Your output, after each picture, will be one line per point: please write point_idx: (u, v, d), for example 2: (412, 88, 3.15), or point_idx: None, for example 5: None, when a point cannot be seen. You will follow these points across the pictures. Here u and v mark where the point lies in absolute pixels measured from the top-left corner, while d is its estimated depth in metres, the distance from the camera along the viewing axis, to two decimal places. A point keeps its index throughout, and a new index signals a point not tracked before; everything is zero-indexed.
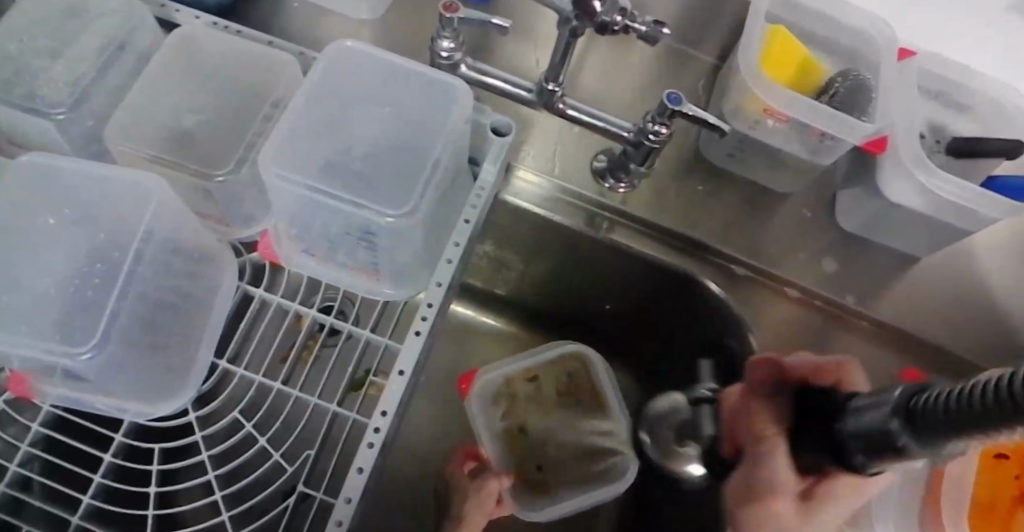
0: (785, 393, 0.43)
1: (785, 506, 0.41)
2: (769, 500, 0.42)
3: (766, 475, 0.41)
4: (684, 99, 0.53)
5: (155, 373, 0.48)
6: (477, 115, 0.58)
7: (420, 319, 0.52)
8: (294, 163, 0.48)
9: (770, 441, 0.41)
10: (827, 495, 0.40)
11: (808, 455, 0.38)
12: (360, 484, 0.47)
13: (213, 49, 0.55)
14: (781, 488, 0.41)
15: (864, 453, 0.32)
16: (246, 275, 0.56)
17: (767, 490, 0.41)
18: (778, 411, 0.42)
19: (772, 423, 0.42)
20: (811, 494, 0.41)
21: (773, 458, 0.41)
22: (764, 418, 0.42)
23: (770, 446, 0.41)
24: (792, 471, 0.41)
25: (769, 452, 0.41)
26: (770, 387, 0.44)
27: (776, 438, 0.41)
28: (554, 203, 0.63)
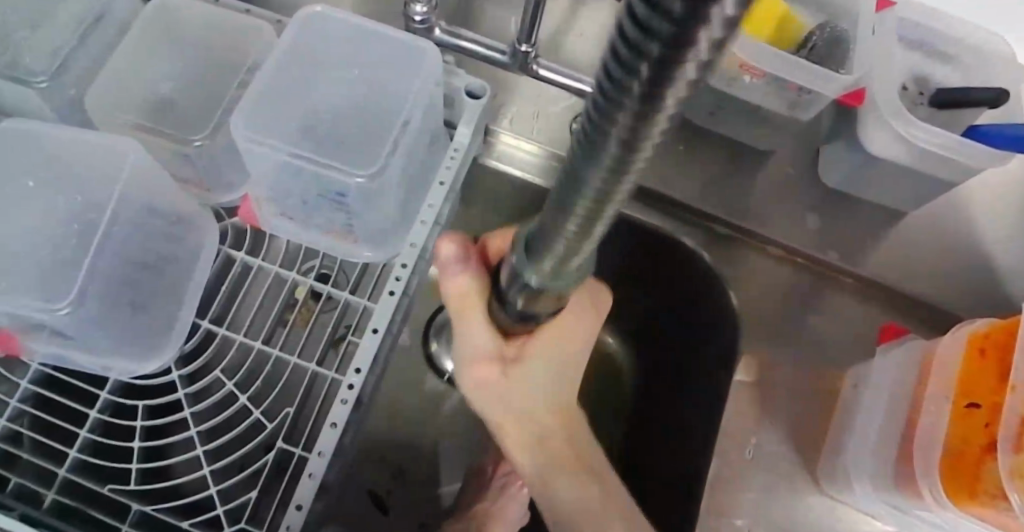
0: (474, 262, 0.47)
1: (488, 372, 0.48)
2: (473, 364, 0.48)
3: (468, 344, 0.48)
4: (655, 56, 0.53)
5: (137, 332, 0.51)
6: (449, 78, 0.57)
7: (394, 279, 0.53)
8: (263, 127, 0.49)
9: (466, 314, 0.47)
10: (523, 352, 0.49)
11: (500, 319, 0.45)
12: (332, 437, 0.49)
13: (190, 18, 0.56)
14: (478, 350, 0.48)
15: (520, 299, 0.38)
16: (228, 238, 0.58)
17: (478, 360, 0.48)
18: (465, 273, 0.46)
19: (464, 295, 0.46)
20: (518, 358, 0.49)
21: (469, 325, 0.47)
22: (460, 284, 0.46)
23: (469, 318, 0.47)
24: (487, 333, 0.47)
25: (466, 321, 0.47)
26: (464, 260, 0.47)
27: (469, 304, 0.46)
28: (533, 166, 0.63)
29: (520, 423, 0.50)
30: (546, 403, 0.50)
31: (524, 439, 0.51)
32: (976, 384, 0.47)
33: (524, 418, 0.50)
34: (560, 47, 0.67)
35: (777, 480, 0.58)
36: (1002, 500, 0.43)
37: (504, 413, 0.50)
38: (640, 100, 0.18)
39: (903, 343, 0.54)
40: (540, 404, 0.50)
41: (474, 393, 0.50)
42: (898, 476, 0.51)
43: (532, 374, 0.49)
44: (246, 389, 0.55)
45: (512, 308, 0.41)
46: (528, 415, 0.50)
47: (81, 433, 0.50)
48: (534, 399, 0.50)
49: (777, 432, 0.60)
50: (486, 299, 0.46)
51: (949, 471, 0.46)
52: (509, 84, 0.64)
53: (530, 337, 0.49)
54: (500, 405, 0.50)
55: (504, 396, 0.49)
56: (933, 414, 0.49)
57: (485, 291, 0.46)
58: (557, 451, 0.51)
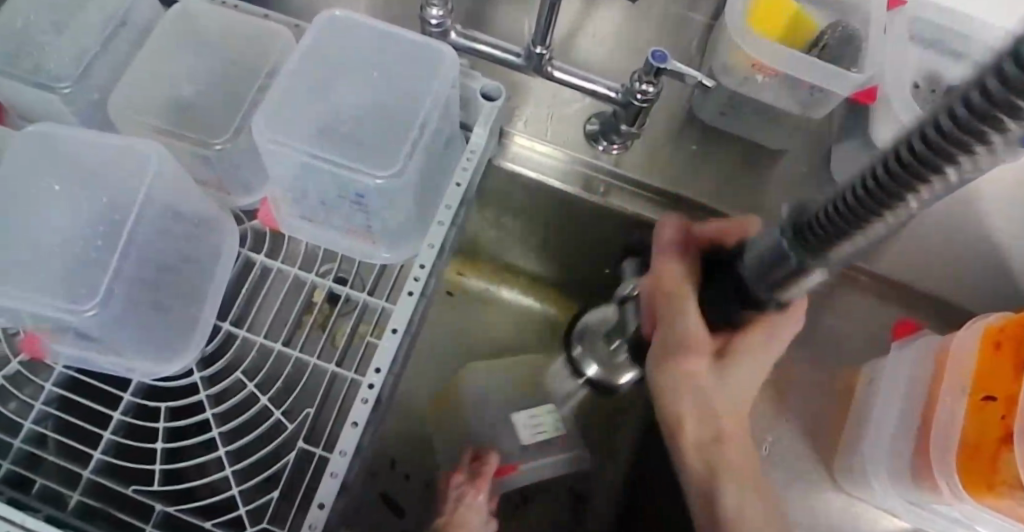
0: (693, 253, 0.54)
1: (701, 363, 0.50)
2: (682, 356, 0.50)
3: (676, 334, 0.51)
4: (670, 56, 0.54)
5: (160, 332, 0.51)
6: (466, 81, 0.58)
7: (413, 280, 0.53)
8: (284, 129, 0.50)
9: (681, 296, 0.51)
10: (728, 348, 0.51)
11: (732, 308, 0.48)
12: (354, 436, 0.49)
13: (211, 24, 0.57)
14: (693, 338, 0.50)
15: (769, 287, 0.43)
16: (248, 241, 0.58)
17: (687, 347, 0.50)
18: (682, 262, 0.53)
19: (676, 277, 0.52)
20: (724, 351, 0.51)
21: (684, 309, 0.50)
22: (673, 271, 0.52)
23: (680, 302, 0.51)
24: (700, 324, 0.50)
25: (682, 308, 0.50)
26: (682, 248, 0.54)
27: (684, 284, 0.51)
28: (549, 168, 0.63)
29: (704, 420, 0.52)
30: (730, 402, 0.52)
31: (703, 435, 0.52)
32: (991, 377, 0.47)
33: (709, 416, 0.51)
34: (574, 48, 0.68)
35: (793, 476, 0.59)
36: (1018, 490, 0.43)
37: (690, 409, 0.51)
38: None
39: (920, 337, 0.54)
40: (732, 400, 0.52)
41: (666, 383, 0.52)
42: (915, 471, 0.51)
43: (737, 373, 0.51)
44: (267, 390, 0.55)
45: (758, 293, 0.44)
46: (716, 415, 0.52)
47: (105, 435, 0.51)
48: (727, 398, 0.52)
49: (793, 430, 0.60)
50: (698, 284, 0.52)
51: (967, 465, 0.46)
52: (524, 86, 0.65)
53: (736, 333, 0.51)
54: (692, 399, 0.51)
55: (706, 390, 0.51)
56: (951, 407, 0.49)
57: (696, 279, 0.52)
58: (727, 456, 0.52)
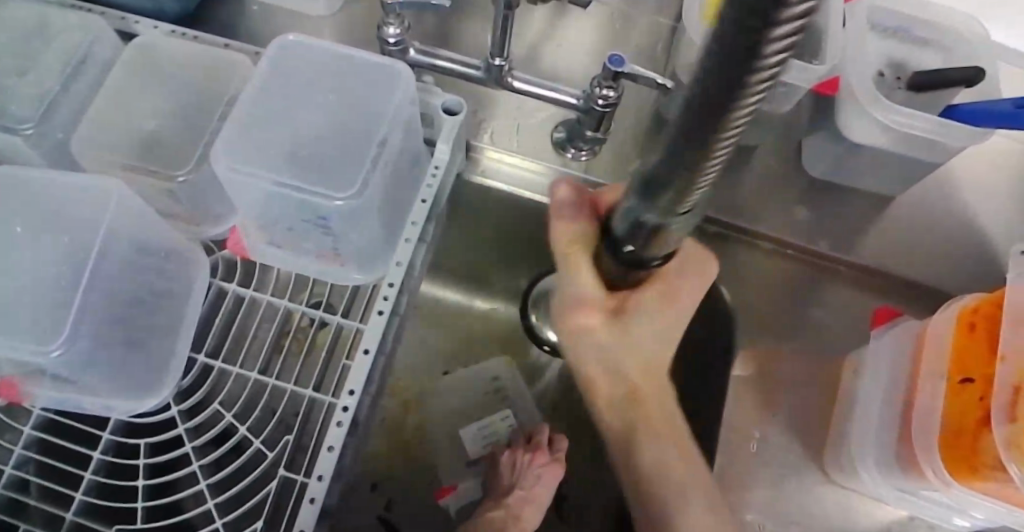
0: (588, 210, 0.48)
1: (595, 321, 0.48)
2: (576, 311, 0.48)
3: (572, 289, 0.47)
4: (626, 60, 0.54)
5: (133, 370, 0.51)
6: (427, 97, 0.58)
7: (381, 298, 0.53)
8: (242, 157, 0.50)
9: (569, 260, 0.46)
10: (624, 308, 0.48)
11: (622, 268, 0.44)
12: (331, 460, 0.49)
13: (171, 56, 0.57)
14: (586, 300, 0.47)
15: (643, 247, 0.39)
16: (219, 272, 0.58)
17: (577, 305, 0.48)
18: (571, 222, 0.47)
19: (568, 238, 0.47)
20: (620, 309, 0.48)
21: (576, 274, 0.46)
22: (567, 230, 0.47)
23: (571, 267, 0.46)
24: (594, 283, 0.46)
25: (572, 269, 0.47)
26: (577, 208, 0.48)
27: (572, 244, 0.46)
28: (518, 178, 0.63)
29: (614, 373, 0.51)
30: (645, 358, 0.50)
31: (617, 393, 0.52)
32: (968, 359, 0.47)
33: (619, 374, 0.51)
34: (539, 57, 0.68)
35: (783, 472, 0.58)
36: (1002, 474, 0.43)
37: (596, 362, 0.50)
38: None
39: (898, 324, 0.54)
40: (638, 361, 0.50)
41: (566, 339, 0.51)
42: (903, 460, 0.50)
43: (633, 331, 0.48)
44: (247, 420, 0.55)
45: (627, 255, 0.41)
46: (623, 368, 0.50)
47: (85, 476, 0.50)
48: (626, 358, 0.50)
49: (780, 426, 0.59)
50: (592, 247, 0.46)
51: (949, 450, 0.46)
52: (489, 98, 0.65)
53: (635, 290, 0.48)
54: (593, 353, 0.50)
55: (603, 351, 0.49)
56: (930, 392, 0.49)
57: (593, 240, 0.46)
58: (643, 415, 0.52)
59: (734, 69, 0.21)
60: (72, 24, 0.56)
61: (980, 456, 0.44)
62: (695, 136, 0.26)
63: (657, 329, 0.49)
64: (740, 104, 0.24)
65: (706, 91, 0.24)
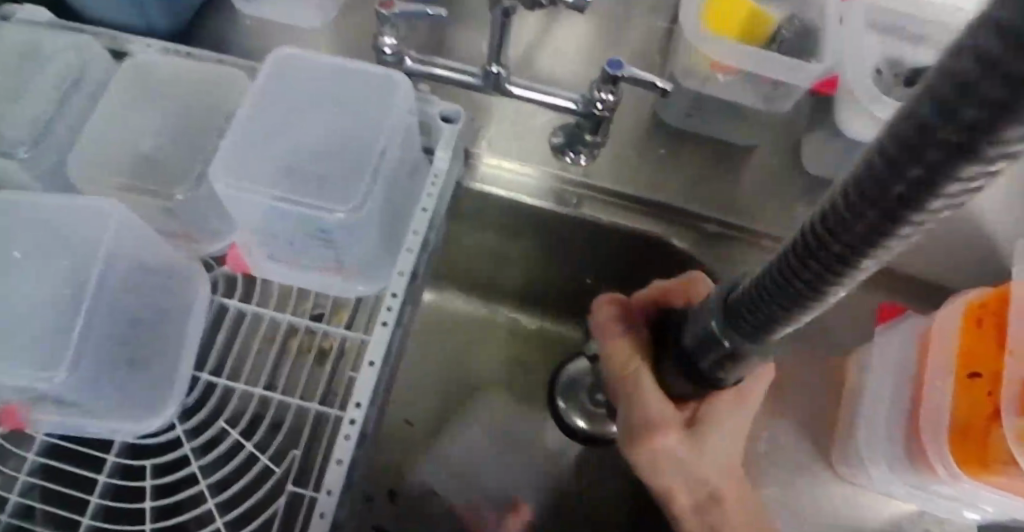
0: (638, 323, 0.50)
1: (673, 439, 0.47)
2: (651, 437, 0.47)
3: (642, 415, 0.47)
4: (626, 64, 0.53)
5: (136, 391, 0.50)
6: (422, 105, 0.58)
7: (386, 309, 0.53)
8: (240, 172, 0.49)
9: (633, 375, 0.47)
10: (706, 418, 0.48)
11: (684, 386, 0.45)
12: (340, 473, 0.49)
13: (167, 76, 0.57)
14: (659, 418, 0.47)
15: (714, 366, 0.39)
16: (220, 288, 0.58)
17: (653, 429, 0.47)
18: (626, 334, 0.49)
19: (625, 348, 0.49)
20: (694, 421, 0.48)
21: (642, 394, 0.47)
22: (623, 345, 0.49)
23: (635, 382, 0.47)
24: (663, 399, 0.47)
25: (635, 382, 0.47)
26: (626, 320, 0.50)
27: (632, 359, 0.48)
28: (519, 184, 0.63)
29: (694, 486, 0.49)
30: (723, 461, 0.49)
31: (698, 498, 0.49)
32: (977, 355, 0.47)
33: (703, 483, 0.49)
34: (534, 63, 0.67)
35: (793, 470, 0.58)
36: (1013, 469, 0.43)
37: (677, 479, 0.49)
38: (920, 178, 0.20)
39: (902, 321, 0.55)
40: (718, 467, 0.49)
41: (642, 463, 0.49)
42: (909, 452, 0.50)
43: (712, 443, 0.48)
44: (252, 437, 0.54)
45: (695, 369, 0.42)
46: (709, 482, 0.49)
47: (91, 499, 0.50)
48: (704, 470, 0.49)
49: (786, 425, 0.59)
50: (649, 355, 0.48)
51: (958, 444, 0.46)
52: (485, 105, 0.65)
53: (704, 403, 0.48)
54: (677, 475, 0.48)
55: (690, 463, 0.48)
56: (937, 386, 0.49)
57: (648, 349, 0.49)
58: (728, 515, 0.49)
59: (854, 237, 0.24)
60: (65, 44, 0.56)
61: (989, 451, 0.44)
62: (787, 296, 0.30)
63: (734, 446, 0.50)
64: (845, 282, 0.27)
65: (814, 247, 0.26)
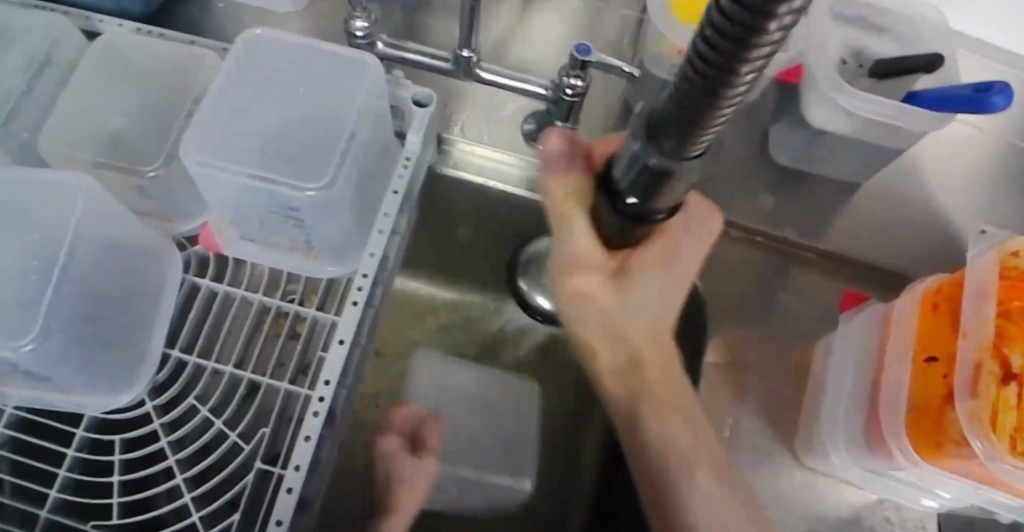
0: (582, 163, 0.44)
1: (597, 281, 0.44)
2: (574, 271, 0.43)
3: (568, 247, 0.43)
4: (593, 49, 0.54)
5: (105, 366, 0.51)
6: (395, 90, 0.58)
7: (356, 290, 0.53)
8: (211, 151, 0.50)
9: (567, 216, 0.42)
10: (628, 261, 0.44)
11: (617, 227, 0.41)
12: (307, 450, 0.49)
13: (136, 54, 0.58)
14: (586, 254, 0.43)
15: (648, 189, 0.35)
16: (191, 267, 0.58)
17: (574, 261, 0.43)
18: (565, 174, 0.43)
19: (563, 194, 0.43)
20: (624, 269, 0.44)
21: (571, 226, 0.42)
22: (562, 184, 0.43)
23: (571, 223, 0.42)
24: (592, 241, 0.43)
25: (569, 222, 0.42)
26: (572, 159, 0.44)
27: (568, 202, 0.42)
28: (492, 171, 0.63)
29: (615, 337, 0.46)
30: (653, 324, 0.46)
31: (619, 362, 0.47)
32: (934, 339, 0.47)
33: (625, 339, 0.46)
34: (508, 50, 0.68)
35: (758, 454, 0.59)
36: (966, 453, 0.43)
37: (598, 333, 0.46)
38: (738, 29, 0.22)
39: (867, 306, 0.55)
40: (647, 321, 0.45)
41: (569, 308, 0.46)
42: (870, 436, 0.51)
43: (639, 291, 0.44)
44: (221, 414, 0.55)
45: (631, 208, 0.38)
46: (630, 337, 0.46)
47: (60, 474, 0.50)
48: (640, 297, 0.45)
49: (752, 412, 0.60)
50: (590, 204, 0.42)
51: (915, 428, 0.46)
52: (457, 91, 0.65)
53: (636, 248, 0.44)
54: (597, 315, 0.45)
55: (611, 311, 0.45)
56: (897, 372, 0.49)
57: (590, 195, 0.43)
58: (656, 392, 0.47)
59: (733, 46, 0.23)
60: (38, 24, 0.57)
61: (943, 433, 0.45)
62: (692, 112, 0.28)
63: (665, 312, 0.46)
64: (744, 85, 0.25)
65: (694, 79, 0.26)
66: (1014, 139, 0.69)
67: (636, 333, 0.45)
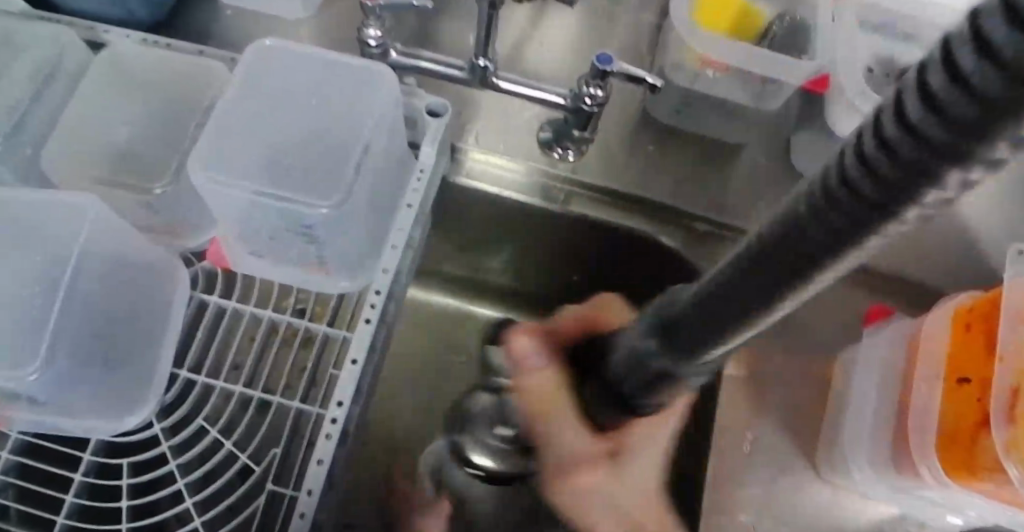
0: (551, 347, 0.44)
1: (596, 473, 0.44)
2: (573, 469, 0.43)
3: (563, 447, 0.42)
4: (615, 58, 0.53)
5: (113, 388, 0.49)
6: (410, 99, 0.57)
7: (369, 306, 0.51)
8: (221, 166, 0.48)
9: (549, 414, 0.42)
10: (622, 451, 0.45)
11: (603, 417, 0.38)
12: (320, 474, 0.47)
13: (143, 65, 0.56)
14: (579, 453, 0.42)
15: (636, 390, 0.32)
16: (200, 284, 0.56)
17: (571, 461, 0.43)
18: (550, 366, 0.42)
19: (547, 389, 0.42)
20: (617, 451, 0.44)
21: (557, 431, 0.42)
22: (544, 377, 0.42)
23: (554, 424, 0.42)
24: (588, 436, 0.41)
25: (557, 418, 0.41)
26: (543, 351, 0.43)
27: (558, 399, 0.41)
28: (507, 179, 0.62)
29: (619, 522, 0.47)
30: (641, 489, 0.47)
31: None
32: (965, 359, 0.47)
33: (625, 520, 0.47)
34: (523, 56, 0.66)
35: (780, 469, 0.57)
36: (997, 477, 0.43)
37: (605, 514, 0.46)
38: (861, 216, 0.15)
39: (892, 321, 0.55)
40: (638, 492, 0.47)
41: (565, 494, 0.46)
42: (898, 457, 0.50)
43: (631, 467, 0.46)
44: (232, 435, 0.53)
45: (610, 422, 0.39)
46: (626, 511, 0.47)
47: (66, 499, 0.49)
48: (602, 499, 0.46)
49: (773, 427, 0.59)
50: (572, 389, 0.41)
51: (949, 450, 0.45)
52: (471, 100, 0.63)
53: (628, 428, 0.44)
54: (602, 506, 0.46)
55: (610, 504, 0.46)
56: (927, 391, 0.48)
57: (569, 382, 0.42)
58: None
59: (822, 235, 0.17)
60: (41, 33, 0.55)
61: (972, 455, 0.44)
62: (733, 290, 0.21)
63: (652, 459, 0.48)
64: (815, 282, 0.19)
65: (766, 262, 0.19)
66: None
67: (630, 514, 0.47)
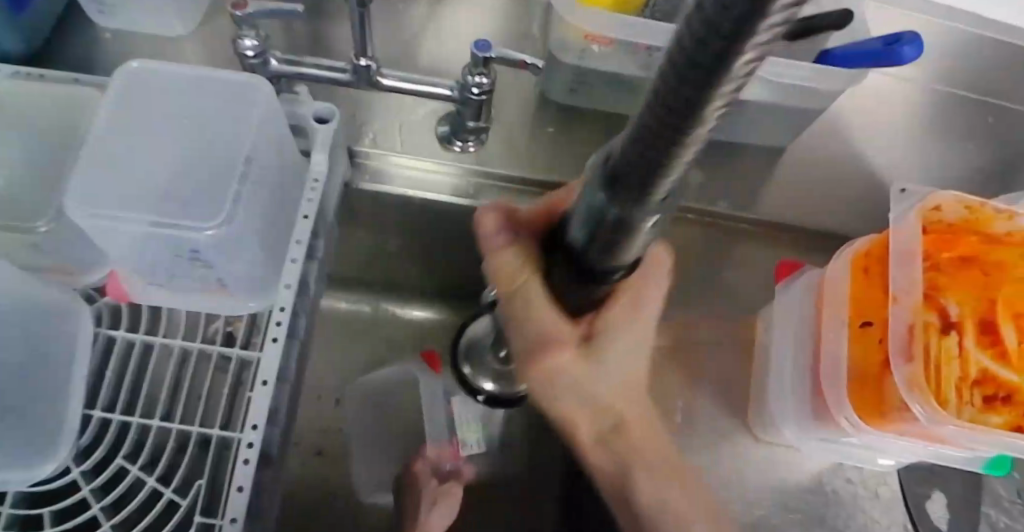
0: (524, 232, 0.41)
1: (566, 357, 0.38)
2: (541, 353, 0.38)
3: (545, 325, 0.37)
4: (492, 45, 0.52)
5: (19, 436, 0.48)
6: (294, 107, 0.55)
7: (275, 324, 0.50)
8: (95, 199, 0.46)
9: (520, 288, 0.38)
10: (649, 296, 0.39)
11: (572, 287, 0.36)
12: (242, 501, 0.45)
13: (18, 101, 0.54)
14: (551, 332, 0.38)
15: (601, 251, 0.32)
16: (104, 319, 0.54)
17: (545, 346, 0.38)
18: (512, 245, 0.39)
19: (517, 262, 0.38)
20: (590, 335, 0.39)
21: (535, 313, 0.38)
22: (510, 257, 0.39)
23: (522, 296, 0.38)
24: (558, 315, 0.38)
25: (520, 290, 0.38)
26: (511, 231, 0.40)
27: (522, 271, 0.38)
28: (410, 179, 0.61)
29: (591, 408, 0.41)
30: (629, 377, 0.41)
31: (599, 427, 0.43)
32: (866, 303, 0.47)
33: (603, 408, 0.41)
34: (418, 52, 0.65)
35: (717, 435, 0.57)
36: (908, 414, 0.42)
37: (574, 405, 0.41)
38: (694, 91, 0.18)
39: (800, 275, 0.55)
40: (620, 384, 0.41)
41: (534, 384, 0.40)
42: (817, 408, 0.50)
43: (610, 358, 0.39)
44: (156, 470, 0.52)
45: (587, 266, 0.34)
46: (603, 404, 0.41)
47: None
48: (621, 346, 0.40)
49: (704, 392, 0.59)
50: (540, 269, 0.38)
51: (860, 396, 0.46)
52: (368, 101, 0.62)
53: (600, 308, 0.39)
54: (568, 396, 0.40)
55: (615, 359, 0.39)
56: (835, 341, 0.48)
57: (539, 261, 0.38)
58: (631, 443, 0.43)
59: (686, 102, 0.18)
60: None
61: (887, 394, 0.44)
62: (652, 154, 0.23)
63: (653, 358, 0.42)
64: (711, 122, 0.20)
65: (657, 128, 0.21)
66: (934, 88, 0.69)
67: (629, 368, 0.40)
